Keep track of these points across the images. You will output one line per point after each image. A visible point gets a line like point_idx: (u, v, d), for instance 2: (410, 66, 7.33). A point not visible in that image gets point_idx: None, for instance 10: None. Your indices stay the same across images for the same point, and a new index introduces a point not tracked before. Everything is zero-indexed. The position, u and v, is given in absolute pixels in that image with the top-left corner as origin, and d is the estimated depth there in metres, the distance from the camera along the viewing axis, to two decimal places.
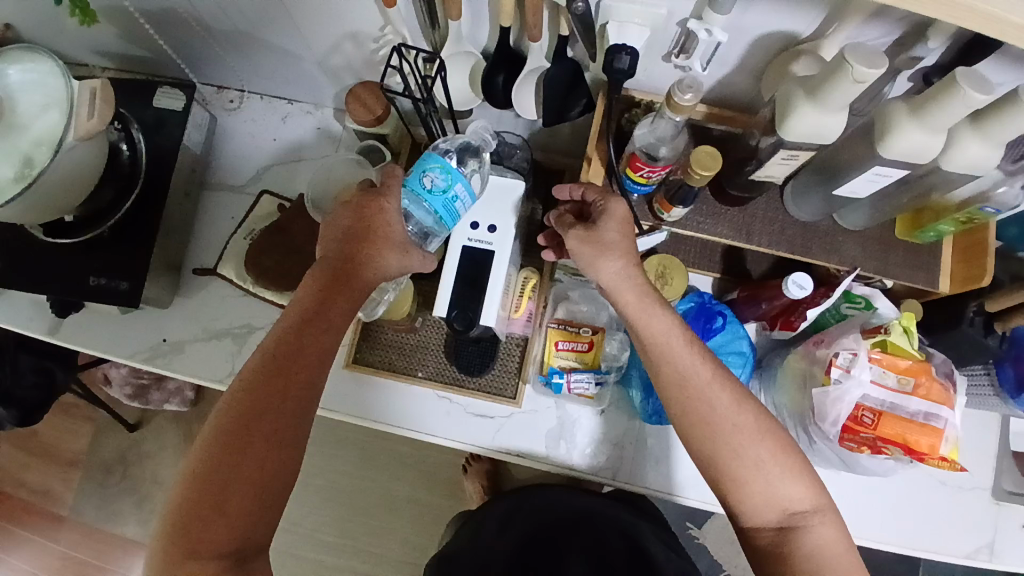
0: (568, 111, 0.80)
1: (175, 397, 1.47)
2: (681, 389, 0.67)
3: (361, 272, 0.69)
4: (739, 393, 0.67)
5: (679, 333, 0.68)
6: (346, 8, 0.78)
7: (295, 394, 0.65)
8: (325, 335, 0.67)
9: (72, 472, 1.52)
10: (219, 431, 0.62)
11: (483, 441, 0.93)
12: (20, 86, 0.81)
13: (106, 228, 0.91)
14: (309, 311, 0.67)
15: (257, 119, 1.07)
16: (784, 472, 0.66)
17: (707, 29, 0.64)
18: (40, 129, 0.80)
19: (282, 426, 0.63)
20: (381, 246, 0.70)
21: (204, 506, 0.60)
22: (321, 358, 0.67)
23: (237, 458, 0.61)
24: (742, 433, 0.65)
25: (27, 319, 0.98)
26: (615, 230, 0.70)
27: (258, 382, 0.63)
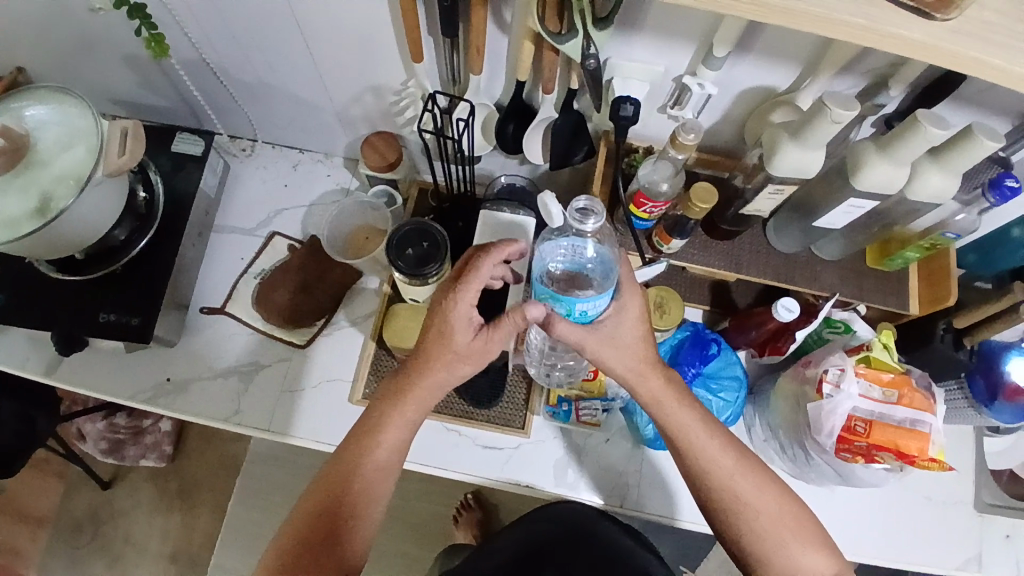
0: (572, 156, 0.87)
1: (153, 452, 1.44)
2: (706, 481, 0.71)
3: (421, 384, 0.71)
4: (758, 477, 0.71)
5: (700, 424, 0.71)
6: (374, 62, 0.86)
7: (356, 499, 0.71)
8: (381, 448, 0.72)
9: (38, 531, 1.47)
10: (297, 527, 0.70)
11: (493, 474, 0.95)
12: (40, 123, 0.84)
13: (121, 264, 0.93)
14: (372, 424, 0.72)
15: (268, 167, 1.12)
16: (801, 542, 0.71)
17: (699, 83, 0.74)
18: (65, 164, 0.81)
19: (345, 529, 0.70)
20: (439, 348, 0.70)
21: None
22: (379, 469, 0.72)
23: (297, 542, 0.69)
24: (767, 519, 0.71)
25: (26, 357, 0.98)
26: (633, 331, 0.69)
27: (329, 486, 0.71)
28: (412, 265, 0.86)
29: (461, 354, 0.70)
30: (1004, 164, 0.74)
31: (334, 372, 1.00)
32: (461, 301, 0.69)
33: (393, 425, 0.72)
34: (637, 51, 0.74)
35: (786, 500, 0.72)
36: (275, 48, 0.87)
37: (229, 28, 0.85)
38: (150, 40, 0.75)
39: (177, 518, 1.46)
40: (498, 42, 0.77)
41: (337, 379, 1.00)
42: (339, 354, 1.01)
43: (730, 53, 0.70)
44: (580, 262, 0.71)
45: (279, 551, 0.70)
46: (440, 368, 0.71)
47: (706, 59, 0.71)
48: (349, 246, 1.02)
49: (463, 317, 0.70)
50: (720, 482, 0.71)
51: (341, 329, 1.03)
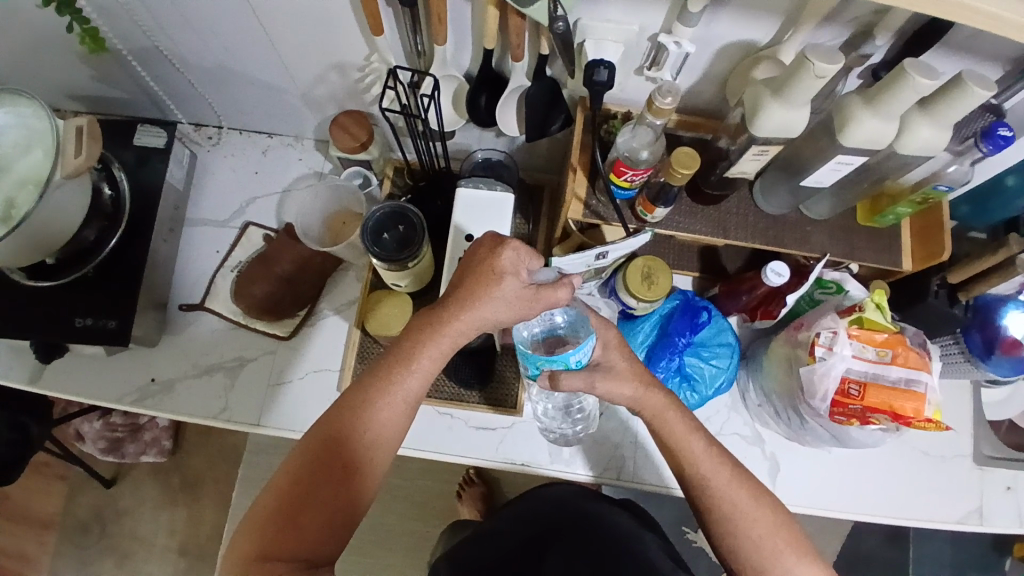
0: (549, 125, 0.85)
1: (152, 447, 1.47)
2: (702, 490, 0.71)
3: (463, 319, 0.65)
4: (755, 490, 0.70)
5: (696, 439, 0.73)
6: (334, 38, 0.81)
7: (383, 431, 0.66)
8: (410, 381, 0.67)
9: (47, 535, 1.52)
10: (317, 453, 0.64)
11: (489, 454, 0.95)
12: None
13: (92, 267, 0.90)
14: (410, 351, 0.66)
15: (237, 155, 1.07)
16: (799, 557, 0.68)
17: (676, 41, 0.70)
18: (25, 169, 0.82)
19: (359, 462, 0.65)
20: (482, 295, 0.64)
21: (287, 510, 0.63)
22: (411, 402, 0.67)
23: (324, 475, 0.64)
24: (764, 531, 0.69)
25: (7, 368, 0.97)
26: (619, 357, 0.73)
27: (356, 413, 0.65)
28: (391, 250, 0.84)
29: (512, 304, 0.64)
30: (996, 112, 0.70)
31: (320, 362, 0.99)
32: (515, 251, 0.64)
33: (428, 353, 0.66)
34: (612, 9, 0.70)
35: (783, 515, 0.70)
36: (230, 32, 0.83)
37: (177, 11, 0.80)
38: (85, 34, 0.73)
39: (181, 513, 1.50)
40: (458, 11, 0.72)
41: (326, 368, 0.99)
42: (324, 342, 1.00)
43: (706, 8, 0.66)
44: (555, 327, 0.72)
45: (284, 482, 0.64)
46: (478, 310, 0.64)
47: (680, 15, 0.67)
48: (327, 234, 1.00)
49: (515, 263, 0.64)
50: (718, 488, 0.70)
51: (324, 318, 1.01)
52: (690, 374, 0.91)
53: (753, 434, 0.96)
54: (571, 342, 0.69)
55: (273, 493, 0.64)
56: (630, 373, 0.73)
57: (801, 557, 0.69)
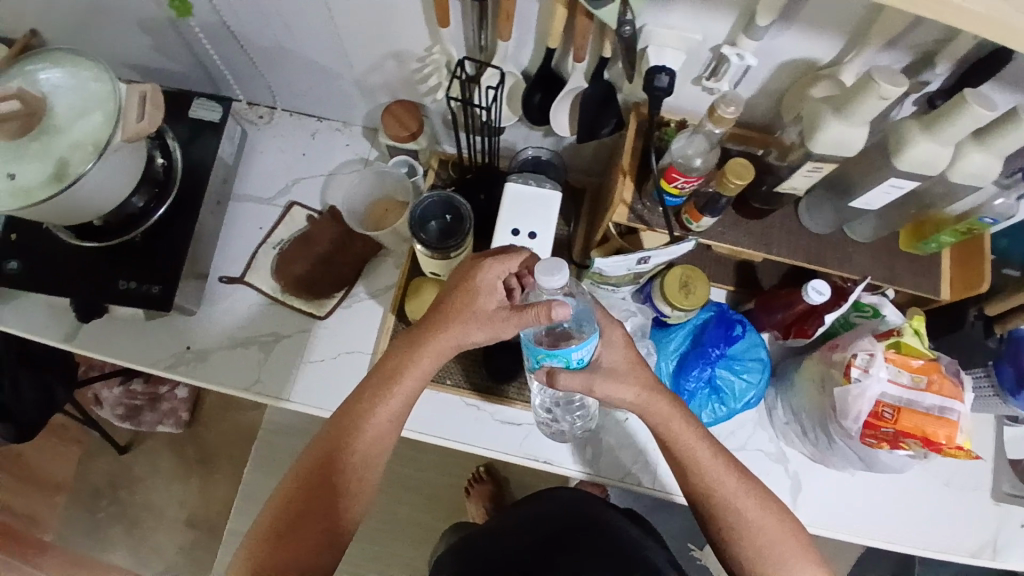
0: (600, 128, 0.85)
1: (169, 418, 1.51)
2: (707, 497, 0.73)
3: (440, 337, 0.72)
4: (761, 495, 0.73)
5: (706, 445, 0.74)
6: (397, 27, 0.83)
7: (370, 450, 0.72)
8: (394, 402, 0.73)
9: (59, 498, 1.56)
10: (308, 471, 0.70)
11: (512, 449, 0.95)
12: (59, 89, 0.86)
13: (139, 232, 0.92)
14: (392, 375, 0.73)
15: (286, 135, 1.09)
16: (804, 564, 0.71)
17: (739, 53, 0.71)
18: (81, 131, 0.84)
19: (349, 476, 0.71)
20: (460, 314, 0.71)
21: (284, 527, 0.68)
22: (395, 419, 0.73)
23: (316, 492, 0.69)
24: (769, 539, 0.71)
25: (43, 327, 1.02)
26: (625, 356, 0.74)
27: (343, 432, 0.72)
28: (436, 239, 0.86)
29: (488, 319, 0.70)
30: None
31: (354, 343, 1.00)
32: (492, 269, 0.71)
33: (408, 374, 0.73)
34: (678, 17, 0.71)
35: (787, 521, 0.72)
36: (296, 15, 0.85)
37: None
38: None
39: (194, 486, 1.53)
40: (525, 9, 0.74)
41: (356, 351, 1.00)
42: (358, 325, 1.01)
43: (773, 22, 0.67)
44: (559, 318, 0.70)
45: (280, 501, 0.70)
46: (456, 327, 0.71)
47: (747, 27, 0.68)
48: (368, 219, 1.02)
49: (491, 287, 0.71)
50: (722, 494, 0.72)
51: (358, 301, 1.02)
52: (720, 387, 0.91)
53: (777, 451, 0.96)
54: (575, 337, 0.68)
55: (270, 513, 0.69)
56: (632, 377, 0.73)
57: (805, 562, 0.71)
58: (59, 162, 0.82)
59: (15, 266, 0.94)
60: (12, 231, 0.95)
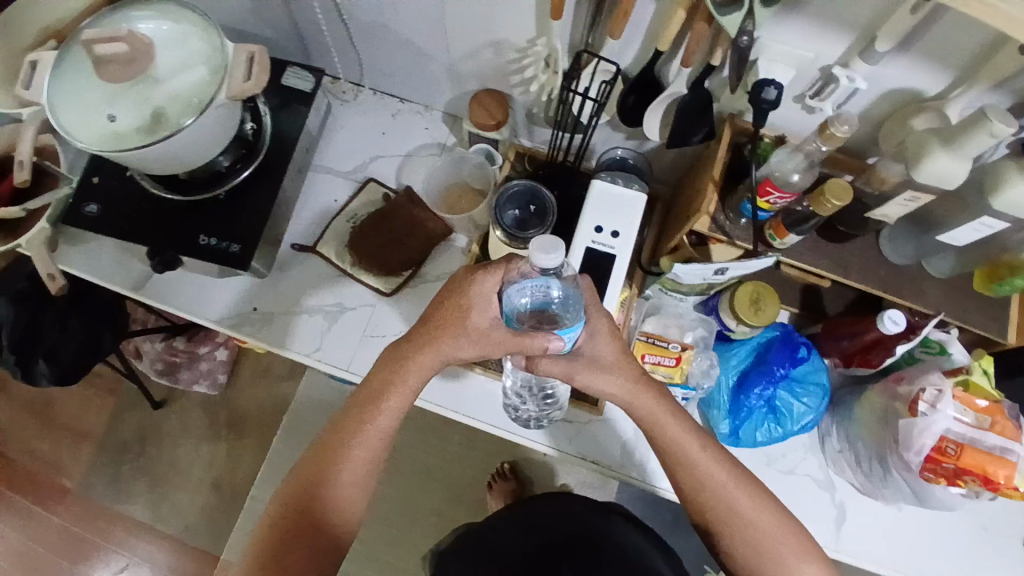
0: (690, 136, 0.86)
1: (206, 379, 1.56)
2: (699, 491, 0.76)
3: (424, 353, 0.74)
4: (754, 489, 0.75)
5: (695, 438, 0.77)
6: (503, 16, 0.84)
7: (357, 467, 0.74)
8: (381, 419, 0.75)
9: (85, 445, 1.58)
10: (297, 492, 0.73)
11: (561, 445, 0.98)
12: (163, 39, 0.87)
13: (224, 190, 0.94)
14: (378, 393, 0.75)
15: (368, 113, 1.11)
16: (800, 558, 0.74)
17: (849, 76, 0.72)
18: (181, 84, 0.86)
19: (336, 495, 0.74)
20: (449, 331, 0.73)
21: (276, 545, 0.71)
22: (381, 436, 0.75)
23: (305, 512, 0.72)
24: (763, 532, 0.74)
25: (112, 273, 1.03)
26: (611, 348, 0.75)
27: (331, 451, 0.74)
28: (515, 227, 0.88)
29: (476, 337, 0.71)
30: None
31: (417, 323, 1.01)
32: (489, 281, 0.71)
33: (393, 392, 0.75)
34: (795, 34, 0.72)
35: (781, 514, 0.75)
36: None
37: None
38: None
39: (221, 447, 1.57)
40: (641, 11, 0.75)
41: None
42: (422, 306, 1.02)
43: (890, 49, 0.68)
44: (548, 300, 0.70)
45: (272, 520, 0.73)
46: (445, 342, 0.73)
47: (863, 51, 0.69)
48: (442, 202, 1.05)
49: (483, 301, 0.72)
50: (714, 488, 0.75)
51: (424, 283, 1.03)
52: (778, 408, 0.92)
53: (825, 478, 0.96)
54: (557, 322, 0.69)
55: (263, 532, 0.73)
56: (617, 370, 0.75)
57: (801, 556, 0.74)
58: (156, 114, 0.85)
59: (94, 209, 0.96)
60: (95, 175, 0.97)
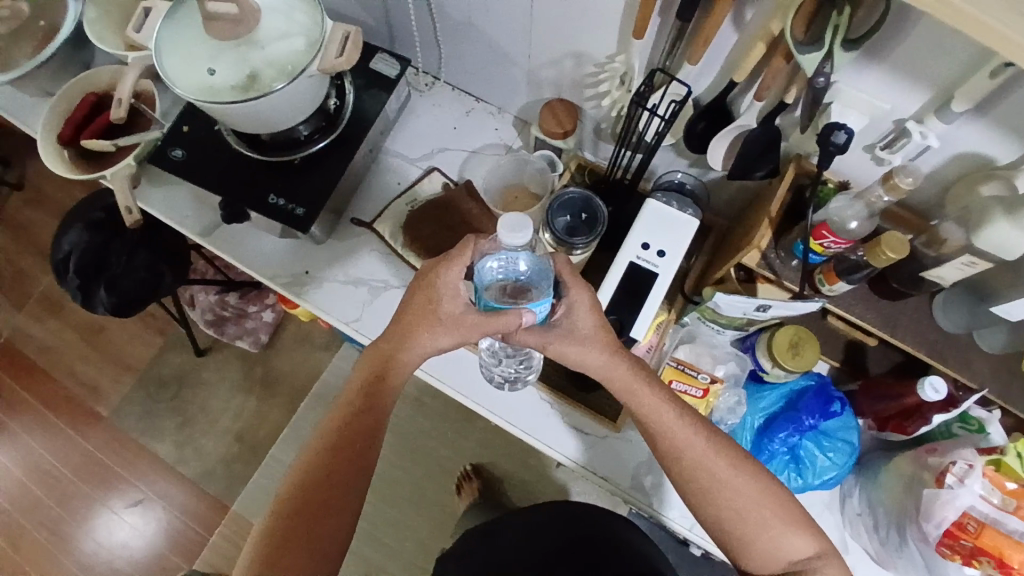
0: (754, 170, 0.87)
1: (248, 336, 1.64)
2: (677, 460, 0.75)
3: (409, 351, 0.77)
4: (735, 459, 0.75)
5: (668, 407, 0.76)
6: (588, 29, 0.87)
7: (351, 468, 0.76)
8: (371, 419, 0.77)
9: (126, 378, 1.67)
10: (291, 497, 0.74)
11: (572, 453, 0.99)
12: (269, 7, 0.93)
13: (299, 156, 1.01)
14: (367, 394, 0.78)
15: (444, 106, 1.16)
16: (781, 523, 0.73)
17: (922, 131, 0.72)
18: (279, 50, 0.91)
19: (331, 498, 0.74)
20: (427, 322, 0.76)
21: (272, 551, 0.71)
22: (370, 434, 0.77)
23: (300, 517, 0.72)
24: (745, 501, 0.73)
25: (185, 216, 1.11)
26: (588, 320, 0.76)
27: (323, 453, 0.76)
28: (562, 233, 0.90)
29: (449, 326, 0.75)
30: None
31: None
32: (454, 267, 0.76)
33: (383, 394, 0.78)
34: (873, 83, 0.72)
35: (766, 484, 0.75)
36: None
37: None
38: None
39: (252, 402, 1.65)
40: (722, 40, 0.76)
41: None
42: None
43: (968, 111, 0.68)
44: (516, 274, 0.77)
45: (266, 528, 0.73)
46: (425, 333, 0.76)
47: (939, 108, 0.69)
48: (499, 200, 1.08)
49: (454, 289, 0.76)
50: (696, 455, 0.75)
51: None
52: (800, 457, 0.90)
53: (839, 540, 0.93)
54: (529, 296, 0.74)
55: (257, 543, 0.72)
56: (597, 341, 0.76)
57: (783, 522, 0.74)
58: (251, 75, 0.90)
59: (179, 154, 1.03)
60: (185, 124, 1.04)
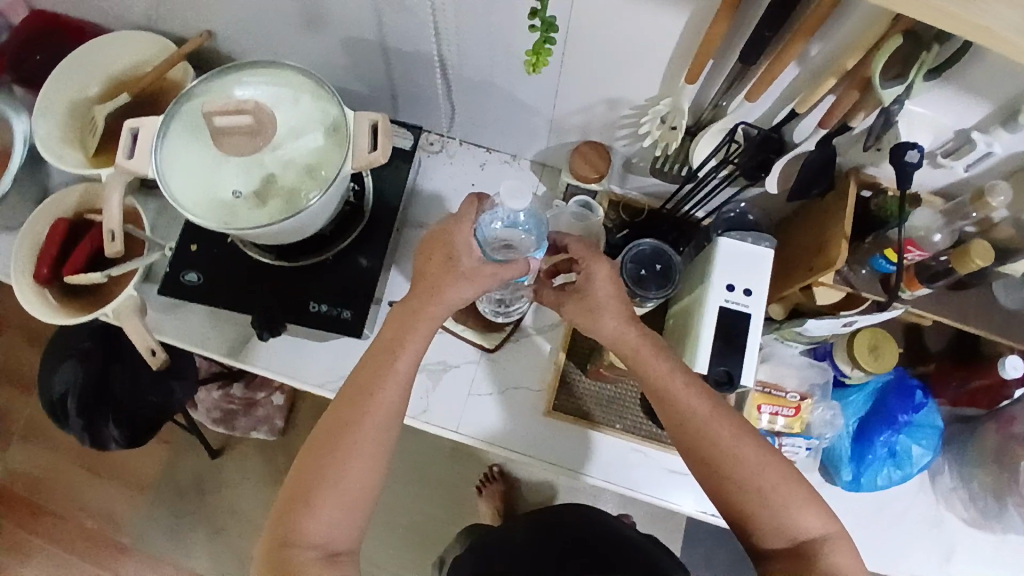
0: (811, 188, 0.86)
1: (264, 424, 1.52)
2: (682, 427, 0.75)
3: (437, 306, 0.75)
4: (737, 429, 0.74)
5: (677, 374, 0.76)
6: (626, 76, 0.84)
7: (360, 447, 0.73)
8: (382, 399, 0.74)
9: (140, 497, 1.54)
10: (294, 477, 0.74)
11: (675, 497, 0.96)
12: (275, 101, 0.84)
13: (332, 254, 0.93)
14: (386, 363, 0.75)
15: (457, 163, 1.10)
16: (789, 494, 0.72)
17: (988, 142, 0.74)
18: (298, 151, 0.82)
19: (338, 475, 0.72)
20: (450, 279, 0.75)
21: (283, 528, 0.72)
22: (387, 414, 0.74)
23: (310, 493, 0.72)
24: (747, 469, 0.73)
25: (207, 336, 1.00)
26: (606, 286, 0.77)
27: (329, 437, 0.73)
28: (635, 284, 0.88)
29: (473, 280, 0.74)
30: None
31: (521, 381, 1.00)
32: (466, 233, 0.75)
33: (403, 356, 0.75)
34: (936, 101, 0.72)
35: (768, 455, 0.73)
36: (524, 54, 0.85)
37: (487, 28, 0.82)
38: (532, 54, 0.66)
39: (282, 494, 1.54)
40: (785, 76, 0.75)
41: (524, 387, 1.00)
42: (526, 363, 1.01)
43: None
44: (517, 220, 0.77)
45: (280, 506, 0.74)
46: (452, 286, 0.75)
47: (1005, 121, 0.70)
48: None
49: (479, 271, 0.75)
50: (699, 424, 0.74)
51: (525, 337, 1.02)
52: (898, 453, 0.94)
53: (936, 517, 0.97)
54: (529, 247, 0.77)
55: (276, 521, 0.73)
56: (615, 305, 0.77)
57: (795, 495, 0.73)
58: (275, 185, 0.81)
59: (196, 277, 0.92)
60: (193, 241, 0.94)
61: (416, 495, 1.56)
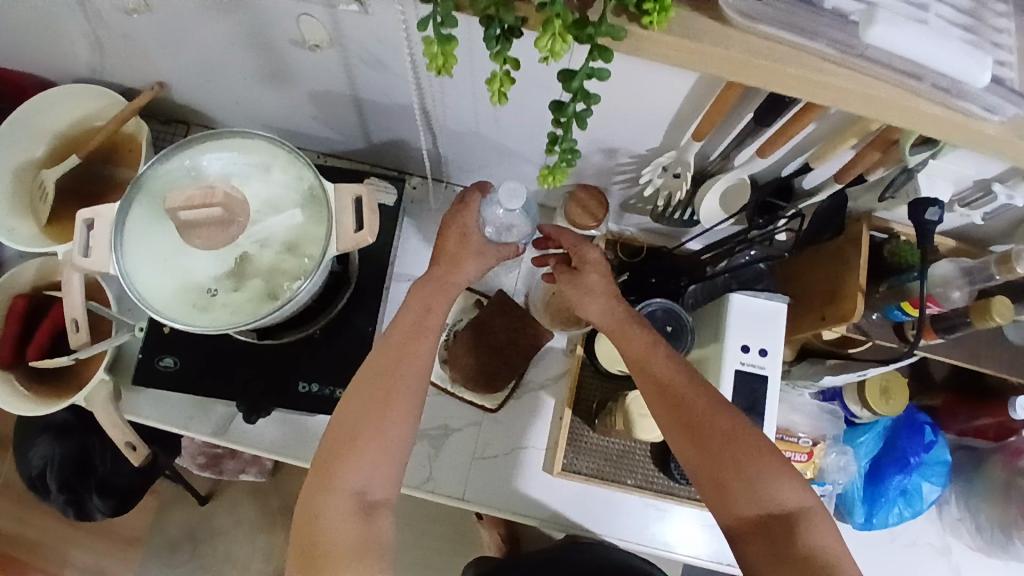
0: (820, 235, 0.81)
1: (253, 467, 1.44)
2: (659, 393, 0.71)
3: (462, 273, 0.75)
4: (713, 399, 0.69)
5: (657, 345, 0.73)
6: (624, 129, 0.78)
7: (396, 401, 0.68)
8: (417, 356, 0.70)
9: (130, 551, 1.48)
10: (328, 437, 0.69)
11: (687, 547, 0.95)
12: (243, 174, 0.76)
13: (316, 329, 0.86)
14: (421, 314, 0.72)
15: (443, 207, 1.03)
16: (766, 463, 0.67)
17: (1009, 194, 0.70)
18: (276, 232, 0.75)
19: (372, 428, 0.67)
20: (465, 255, 0.76)
21: (319, 486, 0.66)
22: (420, 369, 0.70)
23: (345, 449, 0.67)
24: (723, 435, 0.68)
25: (189, 417, 0.94)
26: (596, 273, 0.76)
27: (356, 395, 0.69)
28: None
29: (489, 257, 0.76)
30: None
31: (526, 439, 0.97)
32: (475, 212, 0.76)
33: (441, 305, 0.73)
34: (956, 156, 0.68)
35: (746, 426, 0.69)
36: (515, 108, 0.78)
37: (472, 84, 0.75)
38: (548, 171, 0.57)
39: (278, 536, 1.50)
40: (800, 132, 0.70)
41: (530, 446, 0.96)
42: (530, 419, 0.97)
43: None
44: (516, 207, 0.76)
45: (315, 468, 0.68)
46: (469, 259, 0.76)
47: None
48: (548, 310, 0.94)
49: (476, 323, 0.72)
50: (675, 392, 0.70)
51: (528, 392, 0.98)
52: (909, 491, 0.94)
53: (943, 544, 0.97)
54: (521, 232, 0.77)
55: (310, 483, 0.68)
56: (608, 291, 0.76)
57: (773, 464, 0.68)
58: (253, 272, 0.74)
59: (172, 362, 0.86)
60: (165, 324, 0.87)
61: (415, 526, 1.53)
